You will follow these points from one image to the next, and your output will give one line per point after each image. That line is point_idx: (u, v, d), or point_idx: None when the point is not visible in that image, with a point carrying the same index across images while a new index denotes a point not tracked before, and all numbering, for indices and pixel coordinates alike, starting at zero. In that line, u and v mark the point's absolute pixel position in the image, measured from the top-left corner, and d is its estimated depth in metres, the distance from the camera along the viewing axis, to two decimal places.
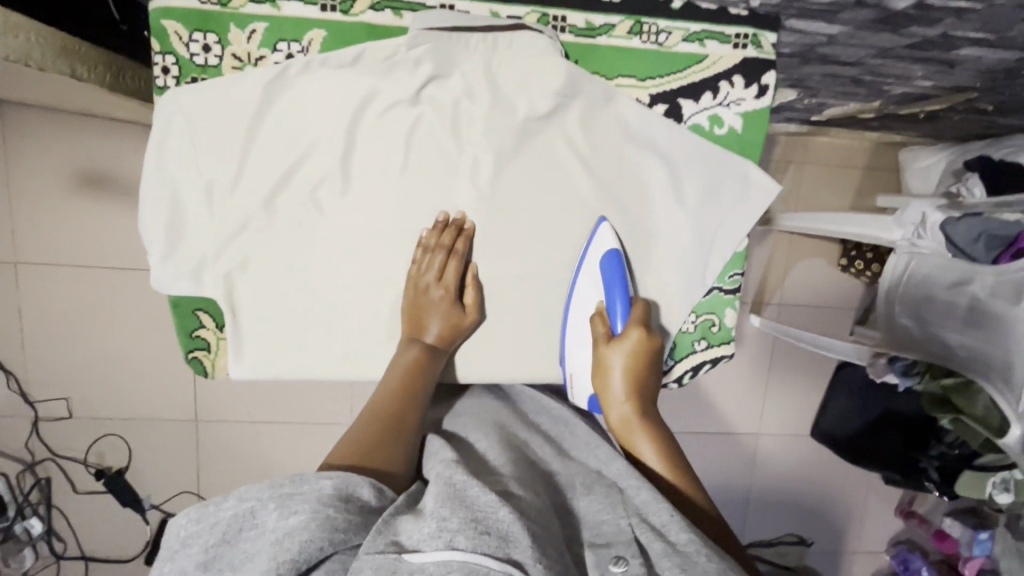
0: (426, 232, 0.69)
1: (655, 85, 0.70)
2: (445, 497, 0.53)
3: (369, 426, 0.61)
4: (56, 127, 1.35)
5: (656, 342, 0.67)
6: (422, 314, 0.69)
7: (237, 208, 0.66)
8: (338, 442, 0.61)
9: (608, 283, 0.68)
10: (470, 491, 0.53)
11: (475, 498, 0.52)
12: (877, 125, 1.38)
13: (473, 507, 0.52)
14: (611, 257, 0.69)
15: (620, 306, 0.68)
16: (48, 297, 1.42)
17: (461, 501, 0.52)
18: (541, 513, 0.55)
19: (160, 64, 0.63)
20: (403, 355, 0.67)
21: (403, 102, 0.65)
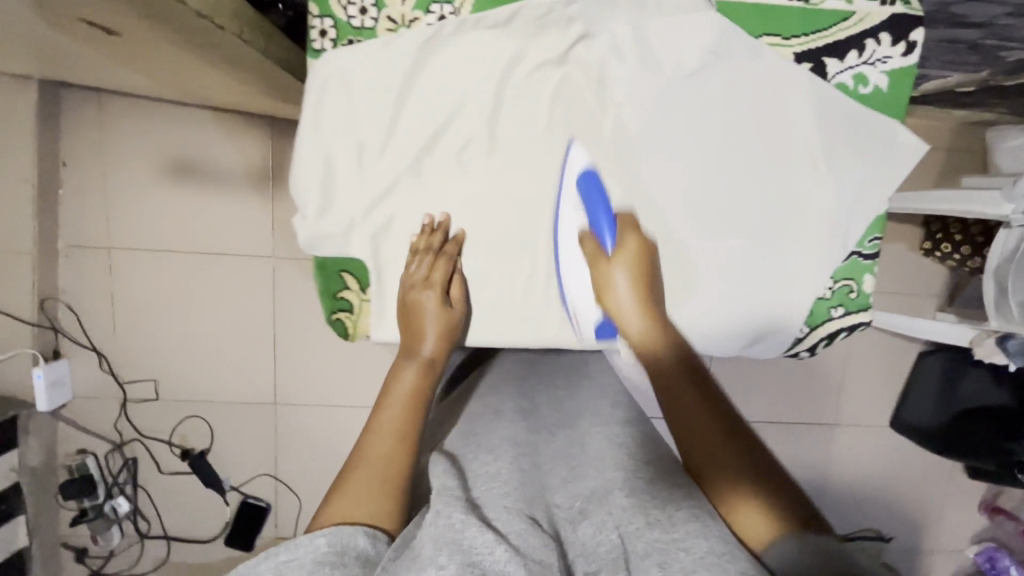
0: (412, 261, 0.68)
1: (800, 43, 0.68)
2: (443, 542, 0.51)
3: (389, 462, 0.59)
4: (151, 115, 1.41)
5: (652, 249, 0.67)
6: (418, 321, 0.67)
7: (384, 169, 0.67)
8: (349, 487, 0.56)
9: (589, 201, 0.66)
10: (465, 532, 0.53)
11: (465, 538, 0.52)
12: (968, 102, 1.34)
13: (468, 549, 0.51)
14: (586, 179, 0.66)
15: (606, 219, 0.66)
16: (139, 281, 1.47)
17: (456, 545, 0.51)
18: (545, 544, 0.56)
19: (319, 27, 0.64)
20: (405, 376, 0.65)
21: (550, 62, 0.66)
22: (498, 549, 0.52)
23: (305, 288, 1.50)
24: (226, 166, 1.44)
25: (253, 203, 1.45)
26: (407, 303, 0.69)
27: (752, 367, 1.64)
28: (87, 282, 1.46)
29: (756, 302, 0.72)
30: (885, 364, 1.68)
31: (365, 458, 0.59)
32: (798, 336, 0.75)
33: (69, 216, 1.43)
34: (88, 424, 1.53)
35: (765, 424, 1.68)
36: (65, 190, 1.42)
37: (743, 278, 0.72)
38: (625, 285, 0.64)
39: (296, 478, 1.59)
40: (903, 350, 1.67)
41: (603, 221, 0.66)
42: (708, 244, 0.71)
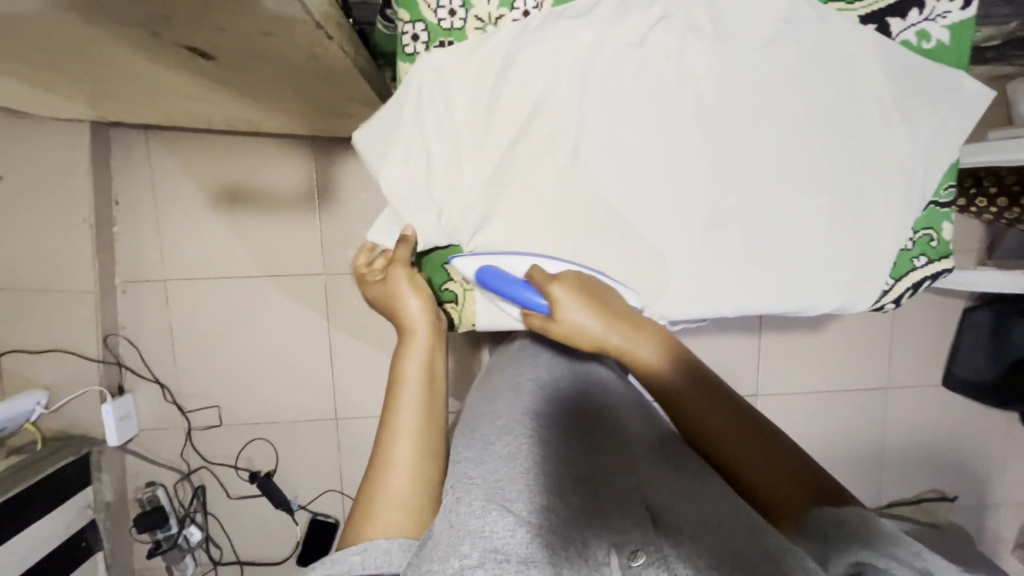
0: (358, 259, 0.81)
1: (865, 5, 0.71)
2: (462, 531, 0.51)
3: (415, 461, 0.65)
4: (198, 147, 1.45)
5: (571, 276, 0.68)
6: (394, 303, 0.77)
7: (483, 160, 0.70)
8: (381, 497, 0.61)
9: (507, 293, 0.67)
10: (485, 518, 0.51)
11: (485, 526, 0.51)
12: (994, 56, 1.38)
13: (490, 537, 0.50)
14: (492, 283, 0.67)
15: (524, 292, 0.67)
16: (196, 310, 1.50)
17: (474, 531, 0.50)
18: (566, 520, 0.55)
19: (411, 32, 0.68)
20: (407, 375, 0.71)
21: (632, 44, 0.69)
22: (519, 533, 0.51)
23: (358, 302, 1.53)
24: (274, 189, 1.47)
25: (303, 223, 1.49)
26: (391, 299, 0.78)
27: (799, 338, 1.67)
28: (146, 315, 1.50)
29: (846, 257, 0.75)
30: (930, 323, 1.70)
31: (389, 469, 0.64)
32: (884, 288, 0.78)
33: (125, 253, 1.47)
34: (155, 455, 1.55)
35: (817, 395, 1.70)
36: (120, 228, 1.46)
37: (830, 234, 0.75)
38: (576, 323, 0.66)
39: None
40: (948, 308, 1.69)
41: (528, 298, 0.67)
42: (797, 206, 0.74)
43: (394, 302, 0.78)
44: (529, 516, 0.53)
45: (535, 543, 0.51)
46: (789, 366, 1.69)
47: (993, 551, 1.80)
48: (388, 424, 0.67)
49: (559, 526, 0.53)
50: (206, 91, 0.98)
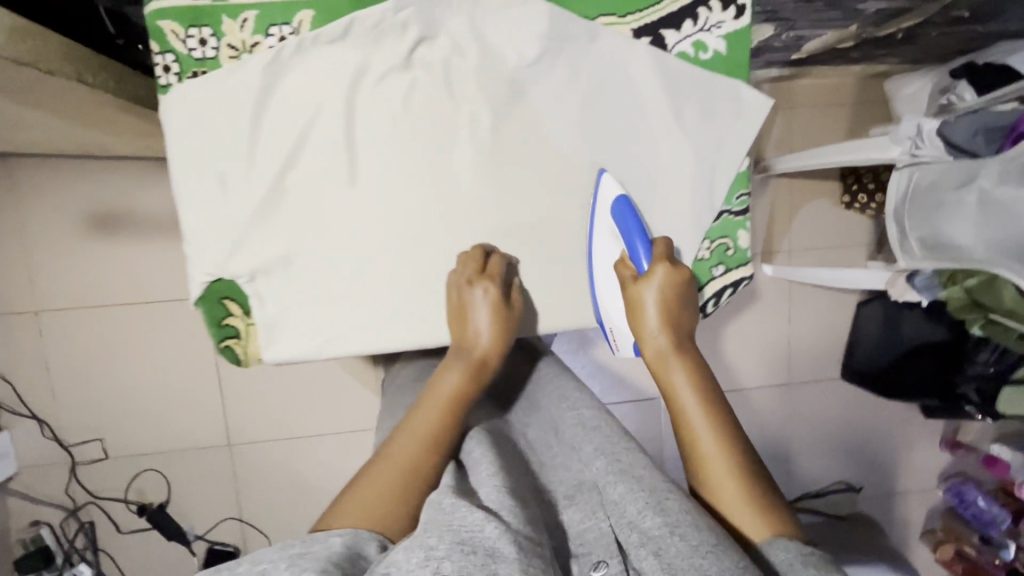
0: (453, 264, 0.71)
1: (637, 19, 0.70)
2: (431, 524, 0.48)
3: (414, 473, 0.57)
4: (60, 172, 1.39)
5: (683, 273, 0.68)
6: (468, 311, 0.69)
7: (250, 192, 0.68)
8: (368, 485, 0.56)
9: (625, 228, 0.71)
10: (455, 514, 0.49)
11: (455, 519, 0.48)
12: (859, 55, 1.40)
13: (459, 527, 0.47)
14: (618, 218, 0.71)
15: (642, 246, 0.70)
16: (70, 341, 1.44)
17: (445, 523, 0.48)
18: (533, 524, 0.51)
19: (161, 63, 0.65)
20: (445, 389, 0.63)
21: (397, 68, 0.67)
22: (489, 527, 0.48)
23: None
24: (147, 212, 1.43)
25: (180, 246, 1.44)
26: (462, 304, 0.69)
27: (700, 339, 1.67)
28: (18, 349, 1.43)
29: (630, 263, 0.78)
30: (828, 318, 1.73)
31: (387, 460, 0.58)
32: None
33: None
34: (37, 493, 1.49)
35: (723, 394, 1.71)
36: None
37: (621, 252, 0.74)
38: (652, 300, 0.67)
39: (262, 516, 1.58)
40: (843, 303, 1.72)
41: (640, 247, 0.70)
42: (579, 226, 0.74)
43: (466, 310, 0.69)
44: (499, 513, 0.50)
45: (508, 538, 0.47)
46: None
47: (903, 538, 1.84)
48: (408, 421, 0.61)
49: (529, 531, 0.50)
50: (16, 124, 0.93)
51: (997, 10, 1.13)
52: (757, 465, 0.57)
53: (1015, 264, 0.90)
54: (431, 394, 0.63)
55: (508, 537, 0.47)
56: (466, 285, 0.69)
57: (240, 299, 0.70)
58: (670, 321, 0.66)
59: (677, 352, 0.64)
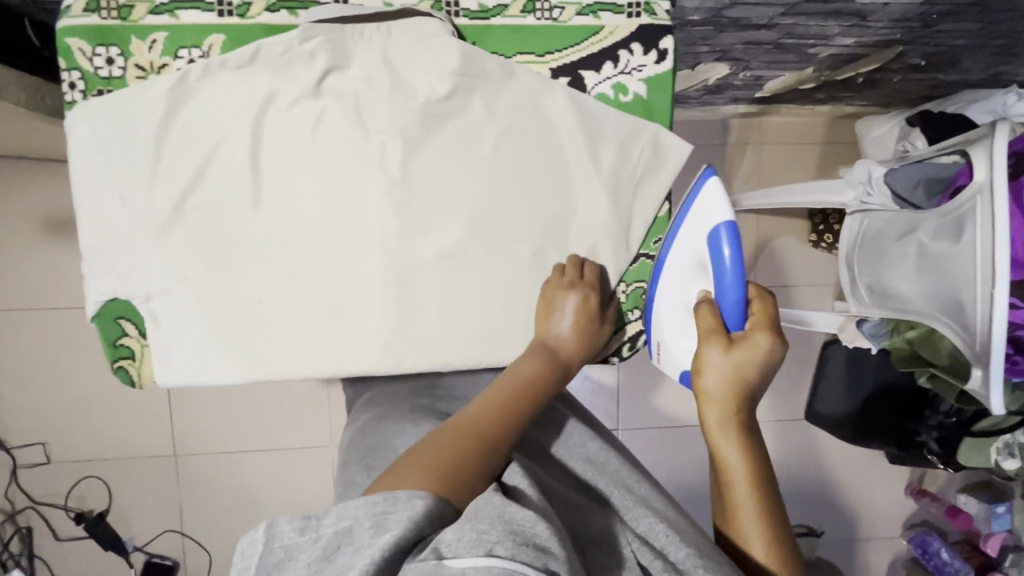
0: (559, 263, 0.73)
1: (555, 58, 0.71)
2: (488, 508, 0.44)
3: (490, 444, 0.54)
4: (16, 174, 1.39)
5: (776, 348, 0.59)
6: (558, 308, 0.69)
7: (150, 213, 0.67)
8: (442, 445, 0.52)
9: (717, 264, 0.64)
10: (509, 503, 0.45)
11: (508, 511, 0.43)
12: (825, 96, 1.40)
13: (512, 520, 0.42)
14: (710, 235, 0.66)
15: (732, 293, 0.62)
16: (17, 342, 1.43)
17: (497, 509, 0.43)
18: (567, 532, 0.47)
19: (67, 80, 0.65)
20: (523, 382, 0.62)
21: (306, 95, 0.67)
22: (540, 524, 0.43)
23: None
24: None
25: None
26: (547, 304, 0.70)
27: None
28: None
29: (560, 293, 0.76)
30: (793, 356, 1.70)
31: (456, 428, 0.55)
32: (601, 342, 0.79)
33: None
34: None
35: None
36: None
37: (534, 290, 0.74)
38: (716, 369, 0.59)
39: (203, 531, 1.54)
40: (809, 342, 1.70)
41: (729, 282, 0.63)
42: (490, 262, 0.72)
43: (553, 310, 0.70)
44: (544, 514, 0.47)
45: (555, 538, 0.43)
46: None
47: None
48: (488, 398, 0.59)
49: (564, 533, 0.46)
50: None
51: (953, 60, 1.12)
52: (791, 538, 0.57)
53: (950, 315, 0.88)
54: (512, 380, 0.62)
55: (559, 538, 0.43)
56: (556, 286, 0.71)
57: (139, 318, 0.70)
58: (737, 387, 0.58)
59: (737, 425, 0.58)
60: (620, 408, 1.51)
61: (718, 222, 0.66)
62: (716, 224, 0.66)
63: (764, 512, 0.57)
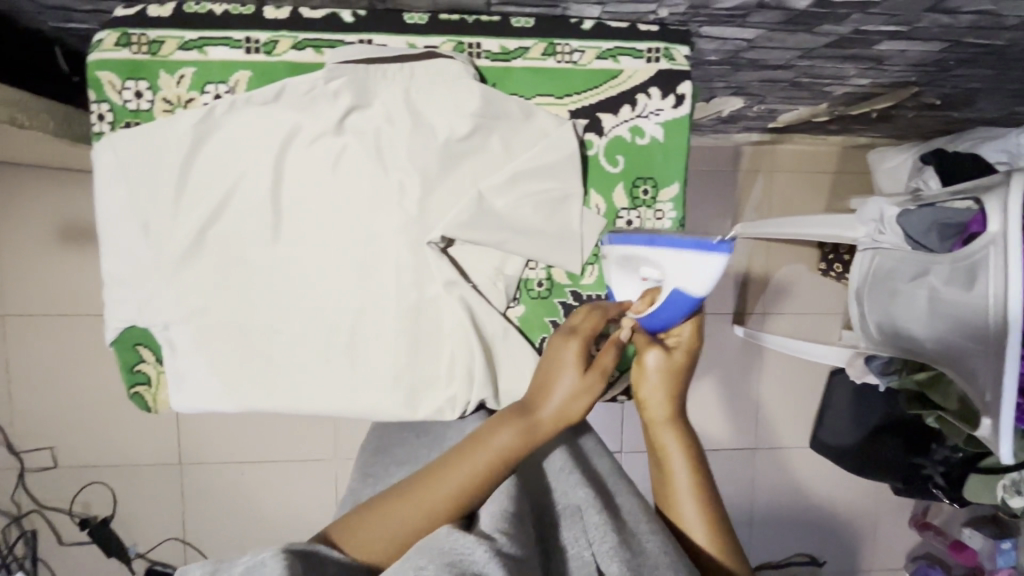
0: (576, 313, 0.67)
1: (574, 101, 0.72)
2: (426, 547, 0.46)
3: (435, 516, 0.55)
4: (33, 182, 1.40)
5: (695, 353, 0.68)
6: (550, 376, 0.62)
7: (170, 244, 0.68)
8: (386, 511, 0.55)
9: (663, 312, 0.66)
10: (448, 537, 0.47)
11: (446, 543, 0.46)
12: (838, 128, 1.41)
13: (450, 551, 0.45)
14: (674, 291, 0.65)
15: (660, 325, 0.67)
16: (31, 348, 1.45)
17: (435, 546, 0.46)
18: (525, 551, 0.49)
19: (96, 112, 0.67)
20: (491, 445, 0.58)
21: (328, 132, 0.68)
22: (481, 550, 0.46)
23: None
24: None
25: None
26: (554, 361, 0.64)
27: None
28: None
29: None
30: (799, 383, 1.69)
31: (415, 498, 0.55)
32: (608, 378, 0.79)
33: None
34: None
35: None
36: None
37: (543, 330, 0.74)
38: (654, 373, 0.66)
39: (205, 540, 1.55)
40: (815, 370, 1.69)
41: (662, 320, 0.67)
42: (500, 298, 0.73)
43: (548, 375, 0.62)
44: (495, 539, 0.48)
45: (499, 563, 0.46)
46: None
47: None
48: (455, 464, 0.57)
49: (519, 556, 0.48)
50: None
51: (968, 99, 1.13)
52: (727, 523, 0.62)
53: (958, 361, 0.89)
54: (479, 443, 0.58)
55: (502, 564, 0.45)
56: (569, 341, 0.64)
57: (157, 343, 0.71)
58: (672, 386, 0.66)
59: (676, 420, 0.66)
60: (624, 432, 1.49)
61: (692, 289, 0.65)
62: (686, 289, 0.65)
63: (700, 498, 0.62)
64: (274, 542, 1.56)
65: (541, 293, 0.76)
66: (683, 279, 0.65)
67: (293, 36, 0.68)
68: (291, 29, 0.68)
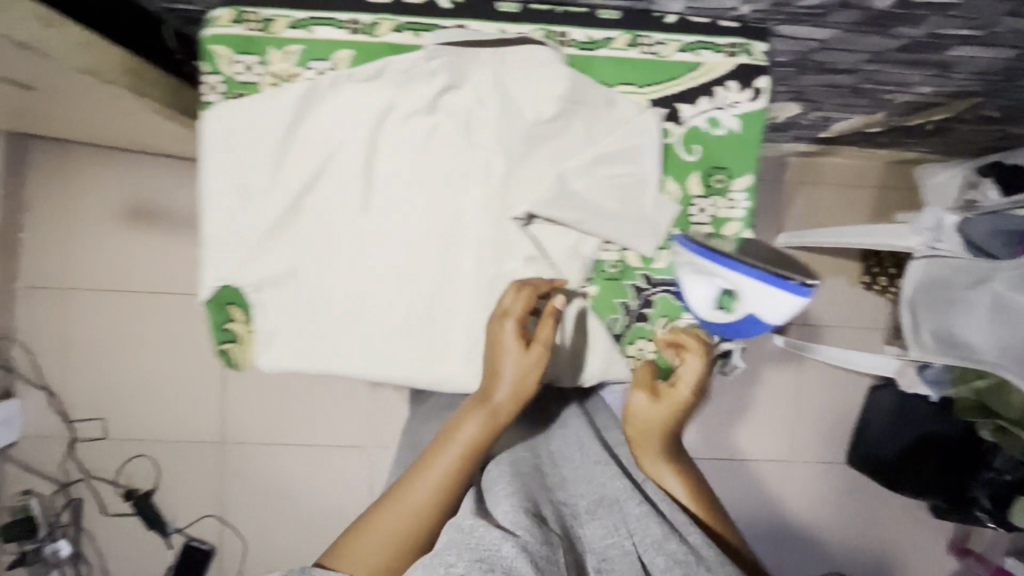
0: (506, 294, 0.69)
1: (654, 90, 0.75)
2: (455, 543, 0.50)
3: (420, 514, 0.61)
4: (109, 162, 1.48)
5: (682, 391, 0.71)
6: (493, 362, 0.66)
7: (269, 209, 0.72)
8: (379, 525, 0.60)
9: (735, 328, 0.72)
10: (475, 533, 0.51)
11: (472, 539, 0.50)
12: (888, 141, 1.41)
13: (478, 547, 0.49)
14: (749, 316, 0.70)
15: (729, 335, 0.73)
16: (91, 321, 1.51)
17: (465, 544, 0.50)
18: (553, 537, 0.52)
19: (208, 82, 0.71)
20: (460, 441, 0.63)
21: (420, 111, 0.72)
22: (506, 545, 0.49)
23: None
24: (179, 208, 1.49)
25: None
26: (495, 351, 0.67)
27: None
28: (42, 321, 1.50)
29: (638, 315, 0.77)
30: (837, 396, 1.68)
31: (400, 503, 0.61)
32: (673, 363, 0.78)
33: (27, 257, 1.49)
34: (35, 463, 1.53)
35: (720, 461, 1.66)
36: (26, 233, 1.48)
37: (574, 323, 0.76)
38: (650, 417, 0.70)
39: (242, 518, 1.58)
40: (853, 385, 1.67)
41: (733, 332, 0.73)
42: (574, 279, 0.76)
43: (490, 361, 0.67)
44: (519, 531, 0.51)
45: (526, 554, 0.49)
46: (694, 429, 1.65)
47: None
48: (428, 462, 0.63)
49: (542, 544, 0.51)
50: (74, 116, 1.01)
51: None
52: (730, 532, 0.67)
53: None
54: (445, 440, 0.63)
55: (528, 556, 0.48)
56: (504, 324, 0.67)
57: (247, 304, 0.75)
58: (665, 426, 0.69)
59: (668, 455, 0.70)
60: None
61: (766, 317, 0.70)
62: (761, 316, 0.70)
63: (700, 493, 0.69)
64: (309, 525, 1.58)
65: (612, 275, 0.77)
66: (763, 306, 0.69)
67: (394, 19, 0.72)
68: (393, 12, 0.72)
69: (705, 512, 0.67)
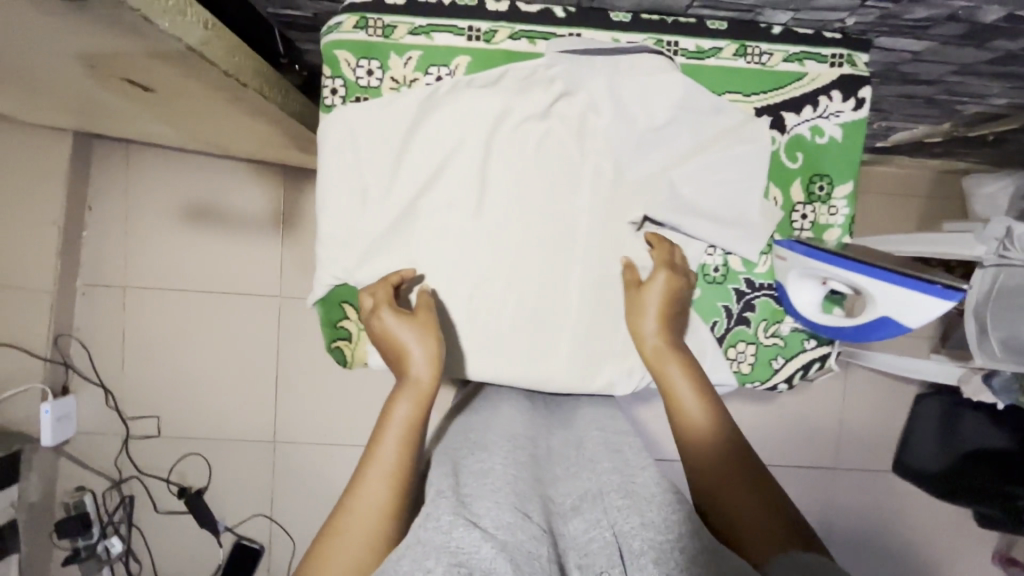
0: (365, 293, 0.69)
1: (761, 99, 0.77)
2: (428, 543, 0.45)
3: (384, 503, 0.54)
4: (172, 163, 1.51)
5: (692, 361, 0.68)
6: (398, 344, 0.66)
7: (385, 210, 0.74)
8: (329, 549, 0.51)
9: (866, 330, 0.71)
10: (452, 532, 0.46)
11: (452, 540, 0.45)
12: (942, 151, 1.43)
13: (456, 548, 0.44)
14: (882, 319, 0.68)
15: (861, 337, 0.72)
16: (149, 319, 1.53)
17: (442, 545, 0.45)
18: (535, 536, 0.48)
19: (330, 86, 0.74)
20: (391, 424, 0.59)
21: (535, 116, 0.73)
22: (486, 547, 0.45)
23: (306, 329, 1.55)
24: (239, 209, 1.52)
25: (265, 246, 1.52)
26: (389, 337, 0.67)
27: (748, 408, 1.65)
28: (101, 318, 1.52)
29: (739, 318, 0.80)
30: (884, 404, 1.68)
31: (358, 501, 0.54)
32: (773, 367, 0.81)
33: (90, 256, 1.51)
34: (90, 460, 1.54)
35: (767, 467, 1.67)
36: (89, 232, 1.51)
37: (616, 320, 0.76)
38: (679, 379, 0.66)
39: (292, 518, 1.58)
40: (900, 393, 1.68)
41: (864, 334, 0.71)
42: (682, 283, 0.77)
43: (393, 346, 0.66)
44: (496, 531, 0.47)
45: (506, 555, 0.45)
46: (741, 434, 1.66)
47: None
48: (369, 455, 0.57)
49: (515, 541, 0.46)
50: (162, 117, 1.02)
51: None
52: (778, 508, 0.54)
53: None
54: (380, 426, 0.59)
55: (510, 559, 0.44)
56: (379, 314, 0.67)
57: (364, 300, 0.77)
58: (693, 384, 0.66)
59: (702, 413, 0.63)
60: None
61: (903, 319, 0.67)
62: (898, 318, 0.67)
63: (741, 473, 0.57)
64: None
65: (714, 279, 0.79)
66: (902, 306, 0.67)
67: (511, 27, 0.74)
68: (510, 20, 0.74)
69: (741, 495, 0.55)
